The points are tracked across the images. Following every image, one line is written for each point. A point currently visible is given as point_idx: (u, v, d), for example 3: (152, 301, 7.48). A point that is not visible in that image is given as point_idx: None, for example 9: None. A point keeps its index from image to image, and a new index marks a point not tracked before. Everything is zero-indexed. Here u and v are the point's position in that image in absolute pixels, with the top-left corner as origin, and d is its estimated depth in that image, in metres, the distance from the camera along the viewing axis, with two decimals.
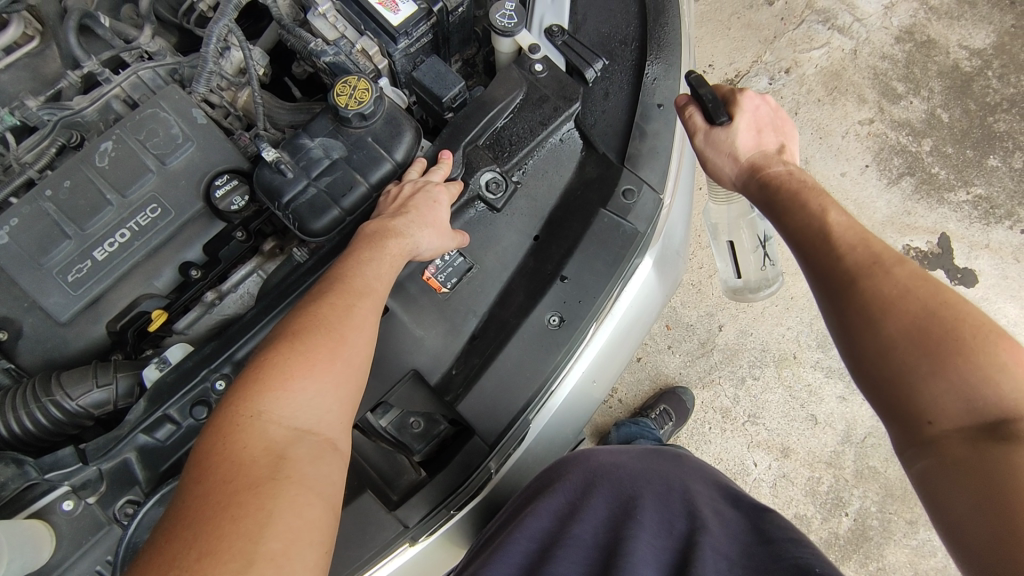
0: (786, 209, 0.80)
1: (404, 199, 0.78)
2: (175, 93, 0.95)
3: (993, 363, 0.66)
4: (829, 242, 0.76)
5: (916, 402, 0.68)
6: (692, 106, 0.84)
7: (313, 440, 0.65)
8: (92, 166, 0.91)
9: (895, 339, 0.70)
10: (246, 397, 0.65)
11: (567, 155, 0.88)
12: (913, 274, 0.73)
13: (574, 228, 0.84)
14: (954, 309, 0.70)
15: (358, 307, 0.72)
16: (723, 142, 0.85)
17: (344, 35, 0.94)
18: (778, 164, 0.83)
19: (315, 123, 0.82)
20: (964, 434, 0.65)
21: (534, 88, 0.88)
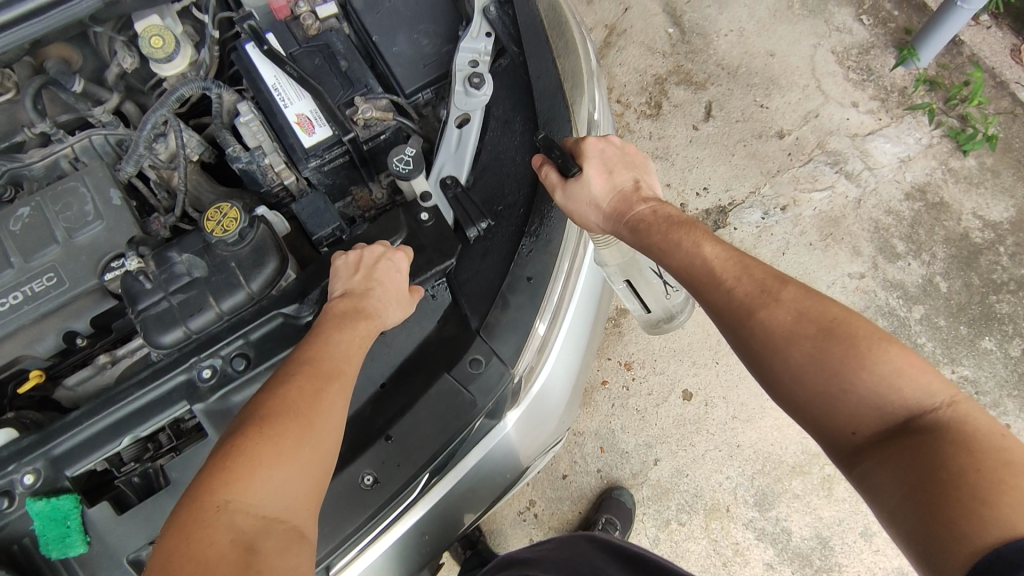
0: (668, 248, 0.89)
1: (370, 265, 0.83)
2: (100, 171, 1.00)
3: (888, 364, 0.75)
4: (716, 274, 0.86)
5: (839, 419, 0.77)
6: (546, 166, 0.88)
7: (279, 528, 0.66)
8: (6, 231, 0.97)
9: (802, 365, 0.78)
10: (210, 487, 0.65)
11: (433, 309, 0.88)
12: (796, 291, 0.83)
13: (414, 386, 0.84)
14: (843, 326, 0.78)
15: (328, 391, 0.75)
16: (586, 195, 0.90)
17: (261, 146, 0.97)
18: (638, 203, 0.93)
19: (188, 239, 0.84)
20: (885, 437, 0.74)
21: (414, 235, 0.89)
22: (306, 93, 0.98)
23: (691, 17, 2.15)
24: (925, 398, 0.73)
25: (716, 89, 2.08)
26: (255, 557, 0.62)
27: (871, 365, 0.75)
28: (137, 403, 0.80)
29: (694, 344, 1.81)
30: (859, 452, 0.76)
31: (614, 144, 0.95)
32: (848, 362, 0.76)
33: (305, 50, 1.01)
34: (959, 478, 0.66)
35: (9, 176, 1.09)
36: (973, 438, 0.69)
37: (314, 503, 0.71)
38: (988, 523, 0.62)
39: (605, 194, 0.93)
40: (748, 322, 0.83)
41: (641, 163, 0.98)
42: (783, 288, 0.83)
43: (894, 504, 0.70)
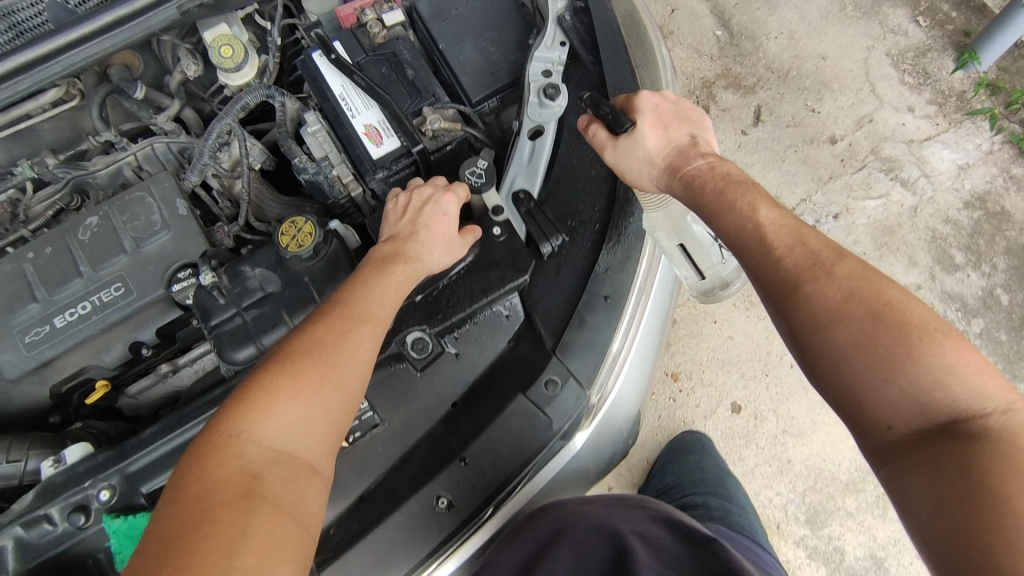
0: (722, 207, 0.81)
1: (417, 207, 0.86)
2: (167, 181, 1.00)
3: (938, 363, 0.68)
4: (766, 245, 0.78)
5: (873, 414, 0.70)
6: (594, 122, 0.86)
7: (292, 463, 0.67)
8: (74, 239, 0.97)
9: (845, 347, 0.71)
10: (229, 417, 0.67)
11: (506, 326, 0.85)
12: (856, 271, 0.74)
13: (488, 406, 0.82)
14: (898, 313, 0.71)
15: (355, 332, 0.75)
16: (641, 150, 0.86)
17: (328, 156, 0.96)
18: (696, 159, 0.85)
19: (260, 252, 0.83)
20: (917, 438, 0.68)
21: (487, 250, 0.87)
22: (374, 103, 0.96)
23: (739, 19, 2.10)
24: (973, 400, 0.66)
25: (765, 93, 2.02)
26: (260, 485, 0.64)
27: (927, 360, 0.68)
28: (213, 420, 0.79)
29: (742, 355, 1.76)
30: (893, 448, 0.69)
31: (667, 102, 0.89)
32: (903, 356, 0.68)
33: (372, 60, 1.00)
34: (987, 490, 0.61)
35: (74, 185, 1.10)
36: (1002, 465, 0.62)
37: (331, 441, 0.71)
38: (1008, 528, 0.58)
39: (659, 150, 0.86)
40: (793, 302, 0.75)
41: (698, 120, 0.90)
42: (837, 263, 0.75)
43: (920, 515, 0.64)
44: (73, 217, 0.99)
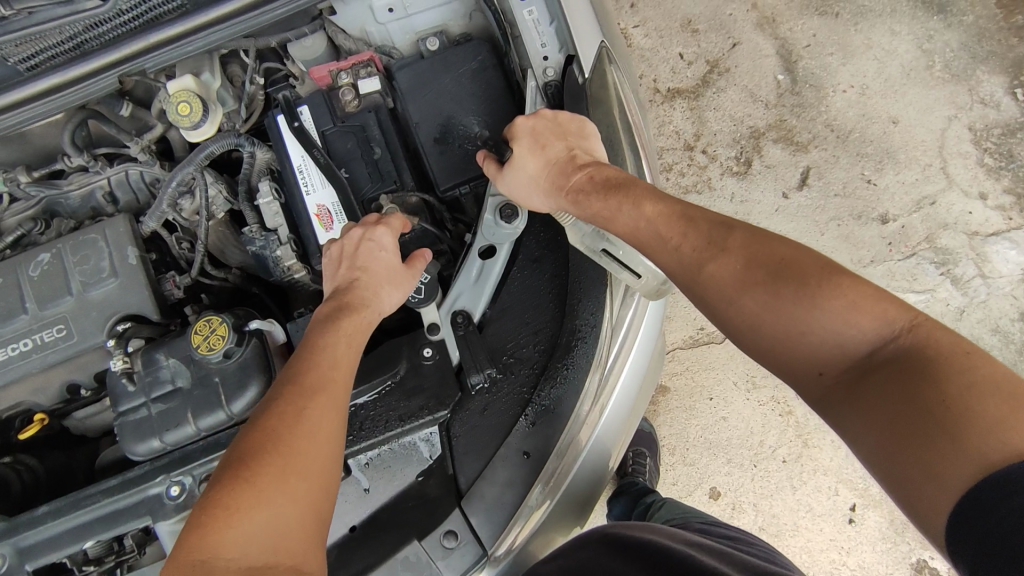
0: (613, 213, 0.73)
1: (352, 253, 0.82)
2: (121, 226, 0.97)
3: (842, 299, 0.61)
4: (660, 236, 0.71)
5: (799, 364, 0.64)
6: (483, 159, 0.81)
7: (270, 573, 0.59)
8: (25, 274, 0.97)
9: (757, 310, 0.65)
10: (189, 546, 0.59)
11: (419, 457, 0.79)
12: (747, 238, 0.68)
13: (383, 544, 0.77)
14: (795, 267, 0.64)
15: (312, 407, 0.68)
16: (526, 176, 0.79)
17: (278, 230, 0.92)
18: (574, 172, 0.76)
19: (178, 342, 0.81)
20: (851, 373, 0.61)
21: (413, 374, 0.81)
22: (329, 181, 0.89)
23: (808, 63, 1.75)
24: (881, 323, 0.60)
25: (820, 153, 1.71)
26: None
27: (827, 303, 0.62)
28: (102, 511, 0.78)
29: (733, 439, 1.56)
30: (829, 395, 0.63)
31: (546, 116, 0.79)
32: (801, 301, 0.62)
33: (339, 130, 0.93)
34: (924, 406, 0.55)
35: (45, 205, 1.09)
36: (920, 368, 0.56)
37: (310, 531, 0.64)
38: (946, 465, 0.52)
39: (542, 169, 0.78)
40: (699, 283, 0.69)
41: (578, 130, 0.79)
42: (729, 239, 0.68)
43: (870, 454, 0.58)
44: (28, 252, 0.99)
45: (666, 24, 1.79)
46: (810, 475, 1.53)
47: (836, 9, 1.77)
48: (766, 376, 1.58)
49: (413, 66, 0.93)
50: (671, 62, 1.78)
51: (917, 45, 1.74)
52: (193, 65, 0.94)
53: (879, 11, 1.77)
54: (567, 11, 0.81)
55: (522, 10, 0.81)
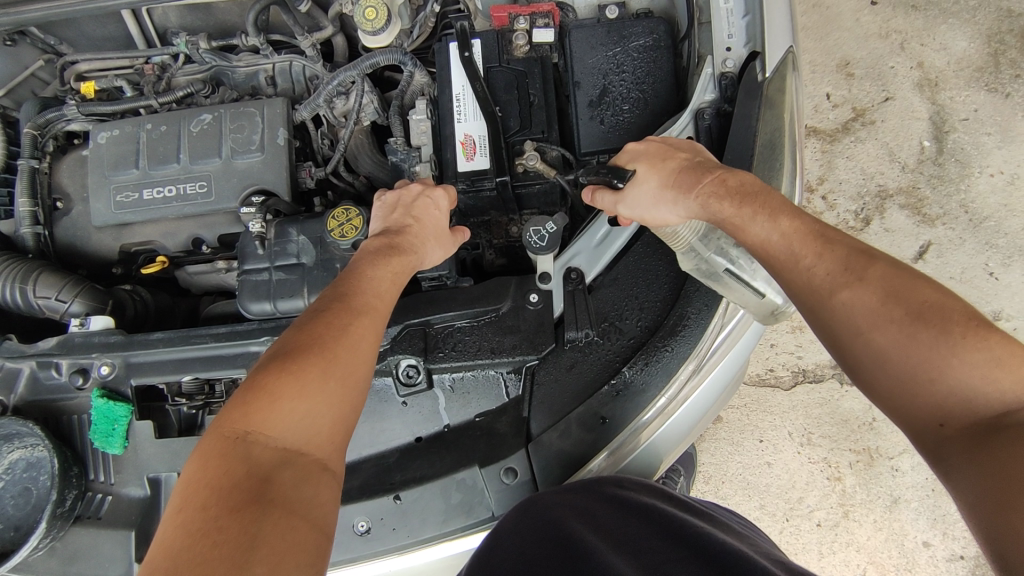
0: (743, 222, 0.68)
1: (407, 202, 0.83)
2: (279, 108, 1.04)
3: (984, 353, 0.56)
4: (795, 253, 0.65)
5: (915, 405, 0.59)
6: (597, 186, 0.77)
7: (300, 462, 0.59)
8: (186, 128, 1.05)
9: (892, 350, 0.59)
10: (229, 418, 0.60)
11: (499, 393, 0.82)
12: (890, 272, 0.62)
13: (442, 461, 0.80)
14: (940, 311, 0.59)
15: (357, 323, 0.68)
16: (645, 192, 0.75)
17: (421, 148, 0.96)
18: (705, 175, 0.71)
19: (311, 223, 0.86)
20: (976, 431, 0.55)
21: (514, 314, 0.83)
22: (482, 115, 0.92)
23: (960, 137, 1.66)
24: (1019, 384, 0.55)
25: (946, 231, 1.62)
26: (270, 490, 0.56)
27: (967, 355, 0.56)
28: (207, 353, 0.84)
29: (772, 488, 1.52)
30: (946, 447, 0.57)
31: (654, 137, 0.78)
32: (939, 345, 0.57)
33: (502, 69, 0.95)
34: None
35: (214, 73, 1.17)
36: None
37: (341, 437, 0.63)
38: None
39: (664, 180, 0.74)
40: (826, 309, 0.63)
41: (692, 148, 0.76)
42: (870, 269, 0.63)
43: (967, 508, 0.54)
44: (193, 110, 1.07)
45: (822, 62, 1.74)
46: (842, 547, 1.47)
47: (1006, 89, 1.68)
48: (823, 435, 1.52)
49: (589, 28, 0.95)
50: (816, 99, 1.72)
51: None
52: None
53: None
54: (764, 7, 0.80)
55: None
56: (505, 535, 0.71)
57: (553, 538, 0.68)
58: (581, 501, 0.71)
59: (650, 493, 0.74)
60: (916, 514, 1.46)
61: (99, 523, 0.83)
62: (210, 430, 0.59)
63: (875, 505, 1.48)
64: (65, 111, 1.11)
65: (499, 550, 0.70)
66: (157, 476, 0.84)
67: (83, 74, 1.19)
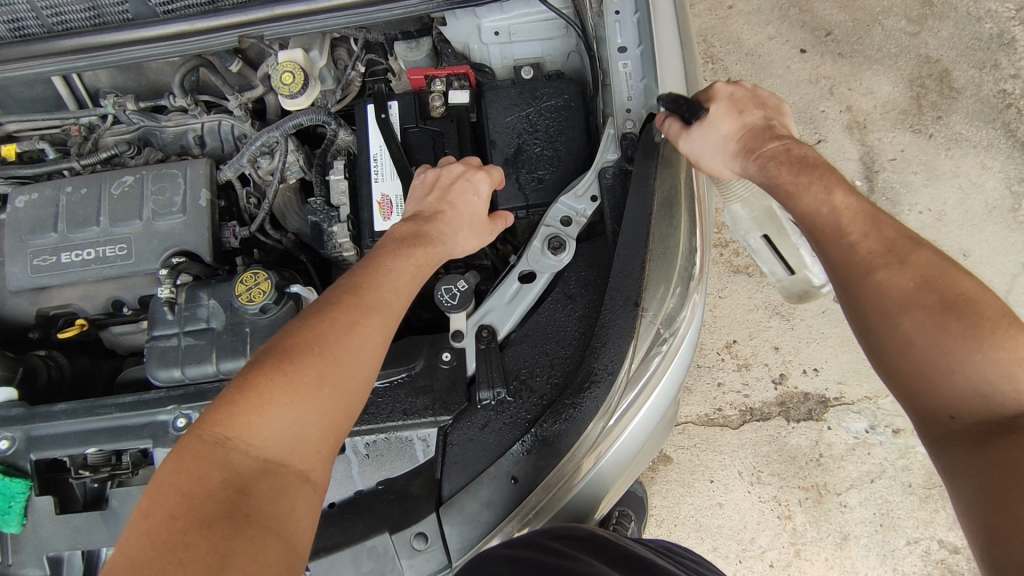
0: (797, 190, 0.72)
1: (446, 185, 0.86)
2: (202, 169, 1.04)
3: (1011, 351, 0.62)
4: (840, 229, 0.70)
5: (934, 392, 0.64)
6: (670, 114, 0.80)
7: (282, 472, 0.61)
8: (107, 190, 1.04)
9: (918, 334, 0.65)
10: (214, 420, 0.61)
11: (413, 454, 0.81)
12: (929, 266, 0.67)
13: (353, 529, 0.78)
14: (972, 304, 0.64)
15: (363, 325, 0.69)
16: (711, 138, 0.79)
17: (341, 207, 0.96)
18: (771, 140, 0.76)
19: (221, 287, 0.85)
20: (984, 424, 0.61)
21: (427, 374, 0.83)
22: (398, 174, 0.94)
23: (888, 176, 1.73)
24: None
25: None
26: (247, 502, 0.57)
27: (992, 349, 0.62)
28: (113, 423, 0.82)
29: (724, 529, 1.50)
30: (952, 436, 0.63)
31: (746, 85, 0.80)
32: (965, 337, 0.63)
33: (419, 130, 0.98)
34: None
35: (142, 133, 1.17)
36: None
37: (328, 443, 0.65)
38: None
39: (733, 131, 0.78)
40: (860, 286, 0.68)
41: (775, 106, 0.80)
42: (911, 254, 0.68)
43: (962, 491, 0.60)
44: (115, 171, 1.06)
45: None
46: None
47: (930, 130, 1.76)
48: (772, 473, 1.52)
49: (504, 88, 0.98)
50: None
51: (1006, 184, 1.70)
52: (305, 42, 1.03)
53: (974, 142, 1.74)
54: (659, 71, 0.85)
55: (617, 61, 0.87)
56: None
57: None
58: (520, 553, 0.70)
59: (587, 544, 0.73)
60: (866, 550, 1.46)
61: None
62: (193, 425, 0.60)
63: (826, 542, 1.48)
64: None
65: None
66: (59, 555, 0.81)
67: (9, 134, 1.18)
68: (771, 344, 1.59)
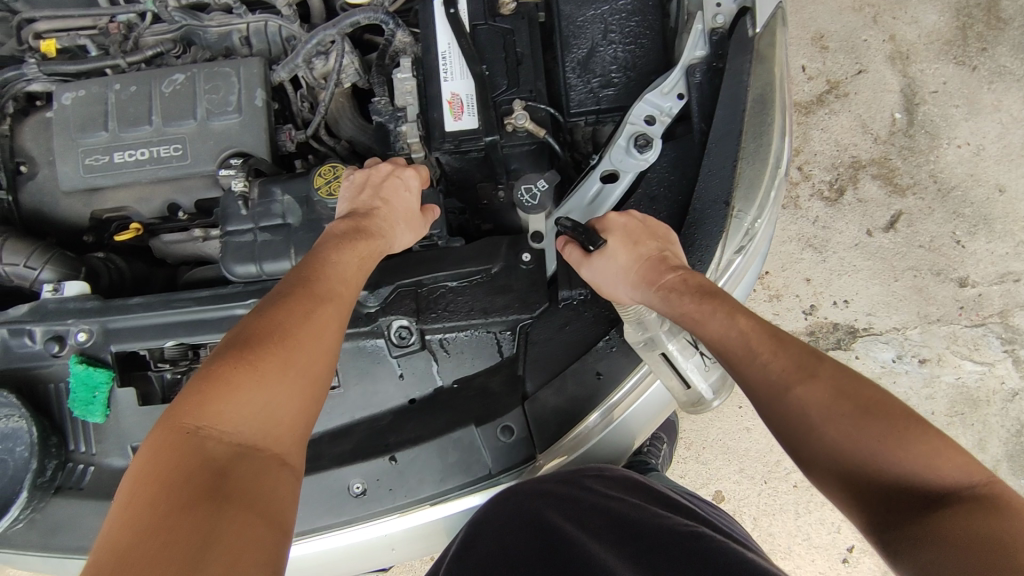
0: (703, 317, 0.67)
1: (377, 182, 0.79)
2: (256, 68, 1.00)
3: (926, 446, 0.56)
4: (750, 349, 0.64)
5: (869, 487, 0.57)
6: (569, 242, 0.78)
7: (257, 455, 0.57)
8: (157, 88, 1.00)
9: (844, 444, 0.58)
10: (178, 413, 0.57)
11: (494, 352, 0.82)
12: (839, 372, 0.61)
13: (437, 422, 0.80)
14: (884, 404, 0.59)
15: (319, 312, 0.66)
16: (613, 269, 0.75)
17: (407, 107, 0.92)
18: (672, 271, 0.71)
19: (295, 181, 0.84)
20: (923, 517, 0.55)
21: (507, 273, 0.83)
22: (469, 73, 0.90)
23: (929, 109, 1.68)
24: (961, 471, 0.56)
25: (916, 201, 1.62)
26: (227, 484, 0.54)
27: (910, 446, 0.56)
28: (190, 317, 0.81)
29: (751, 452, 1.48)
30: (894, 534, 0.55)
31: (637, 215, 0.76)
32: (882, 439, 0.57)
33: (489, 27, 0.93)
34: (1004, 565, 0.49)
35: (184, 32, 1.11)
36: (983, 517, 0.52)
37: (301, 424, 0.62)
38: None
39: (631, 263, 0.74)
40: (781, 405, 0.62)
41: (665, 236, 0.76)
42: (820, 365, 0.62)
43: None
44: (164, 69, 1.02)
45: (799, 34, 1.75)
46: (818, 508, 1.47)
47: (974, 62, 1.71)
48: None
49: None
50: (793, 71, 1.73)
51: None
52: None
53: (1017, 76, 1.69)
54: None
55: None
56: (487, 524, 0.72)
57: (529, 504, 0.72)
58: (552, 488, 0.73)
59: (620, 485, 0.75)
60: None
61: (82, 494, 0.81)
62: (161, 420, 0.56)
63: None
64: (25, 71, 1.05)
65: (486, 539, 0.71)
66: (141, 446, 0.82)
67: (42, 34, 1.12)
68: (802, 277, 1.59)
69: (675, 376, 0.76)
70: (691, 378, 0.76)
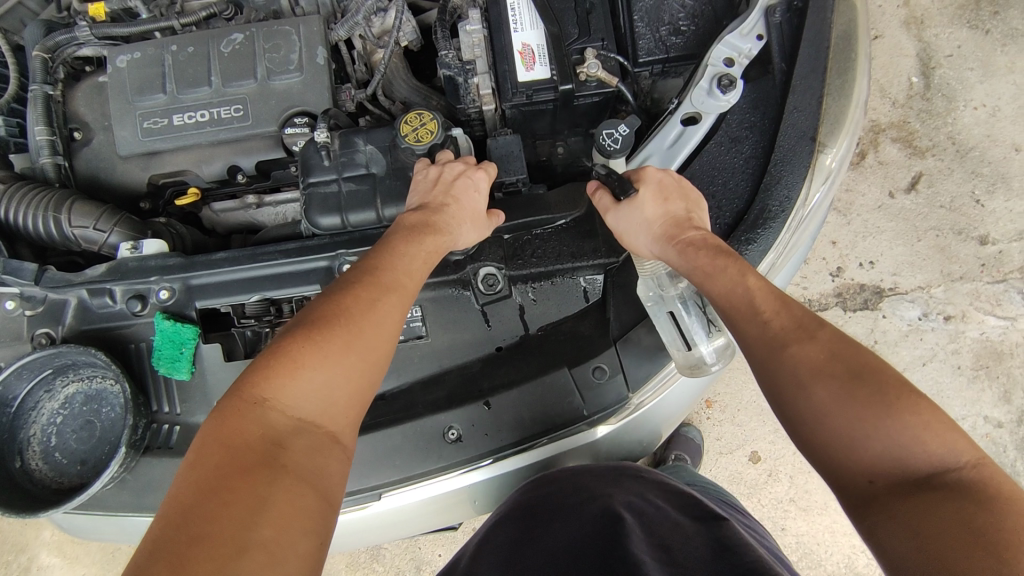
0: (714, 272, 0.68)
1: (448, 181, 0.78)
2: (316, 25, 0.98)
3: (914, 418, 0.55)
4: (753, 306, 0.65)
5: (849, 454, 0.56)
6: (601, 188, 0.79)
7: (315, 432, 0.58)
8: (216, 48, 0.98)
9: (832, 406, 0.57)
10: (249, 382, 0.58)
11: (580, 296, 0.83)
12: (837, 337, 0.60)
13: (530, 367, 0.80)
14: (878, 372, 0.57)
15: (384, 300, 0.65)
16: (638, 217, 0.76)
17: (476, 61, 0.93)
18: (692, 229, 0.73)
19: (377, 132, 0.85)
20: (901, 489, 0.54)
21: (591, 219, 0.84)
22: (540, 23, 0.91)
23: (945, 73, 1.54)
24: (948, 448, 0.54)
25: (935, 162, 1.50)
26: (283, 457, 0.55)
27: (898, 416, 0.55)
28: (278, 270, 0.81)
29: None
30: (870, 503, 0.55)
31: (675, 173, 0.78)
32: (872, 405, 0.56)
33: None
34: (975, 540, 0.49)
35: None
36: (958, 496, 0.51)
37: (358, 409, 0.62)
38: None
39: (658, 215, 0.75)
40: (775, 364, 0.61)
41: (697, 200, 0.77)
42: (819, 330, 0.61)
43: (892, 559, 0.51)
44: (221, 29, 1.00)
45: None
46: None
47: (987, 26, 1.56)
48: None
49: None
50: None
51: None
52: None
53: None
54: None
55: None
56: (539, 509, 0.75)
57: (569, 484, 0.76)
58: (588, 476, 0.77)
59: (658, 491, 0.79)
60: None
61: (171, 452, 0.81)
62: (232, 384, 0.57)
63: None
64: (77, 34, 1.03)
65: (538, 525, 0.74)
66: None
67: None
68: (827, 238, 1.50)
69: (677, 331, 0.75)
70: (691, 336, 0.75)
